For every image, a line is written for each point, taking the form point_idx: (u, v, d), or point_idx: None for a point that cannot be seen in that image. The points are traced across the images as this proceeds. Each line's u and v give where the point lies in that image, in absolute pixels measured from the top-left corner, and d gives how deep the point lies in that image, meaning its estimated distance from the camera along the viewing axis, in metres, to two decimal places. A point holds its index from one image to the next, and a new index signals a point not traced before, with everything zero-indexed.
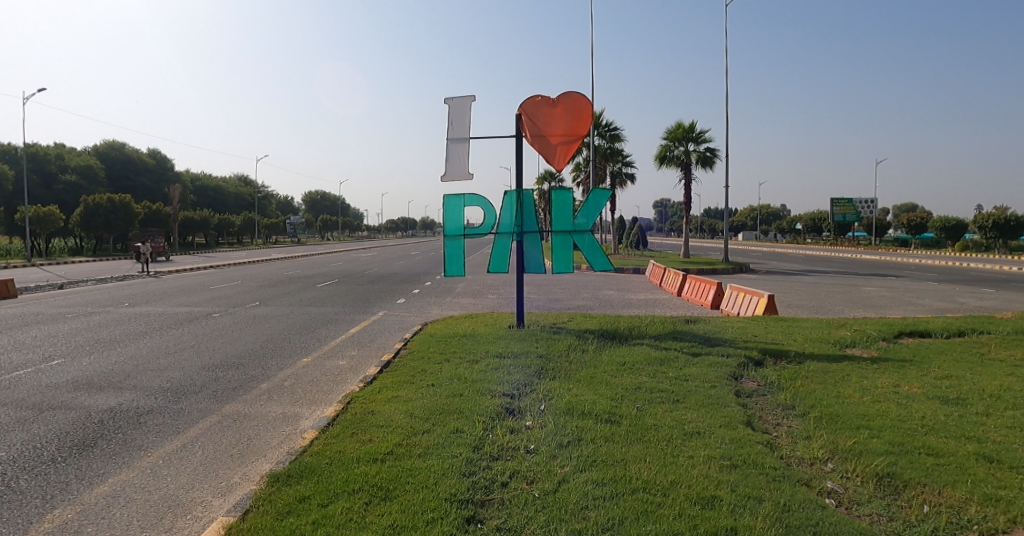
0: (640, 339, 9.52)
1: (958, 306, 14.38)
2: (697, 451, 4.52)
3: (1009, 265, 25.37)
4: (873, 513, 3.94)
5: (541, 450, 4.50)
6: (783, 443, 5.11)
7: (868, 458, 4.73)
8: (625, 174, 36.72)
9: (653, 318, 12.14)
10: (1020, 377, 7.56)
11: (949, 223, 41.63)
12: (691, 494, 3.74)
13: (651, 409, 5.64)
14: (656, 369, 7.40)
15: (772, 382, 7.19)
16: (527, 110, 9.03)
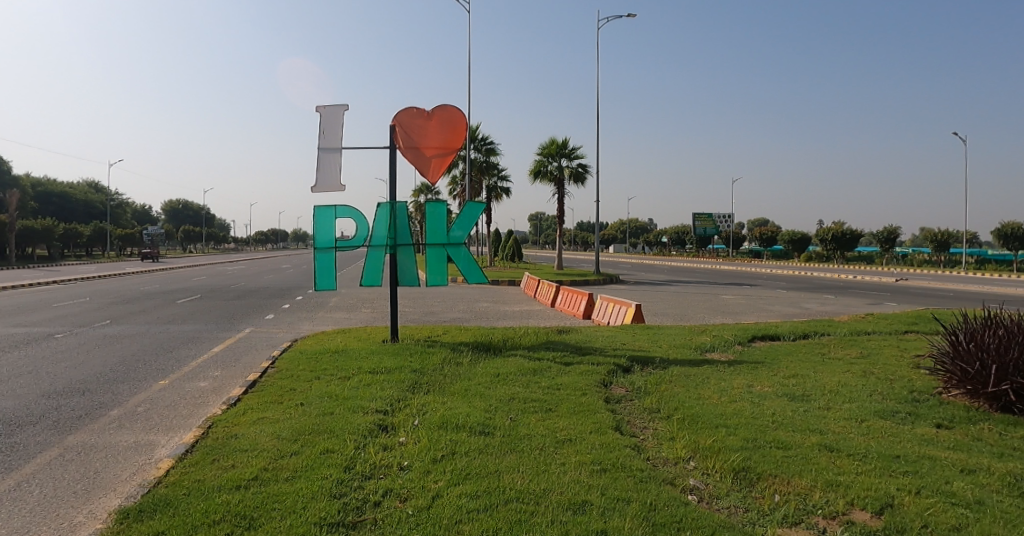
0: (514, 350, 9.55)
1: (803, 312, 15.82)
2: (569, 458, 4.52)
3: (846, 274, 28.36)
4: (731, 505, 4.20)
5: (414, 466, 4.30)
6: (648, 446, 5.30)
7: (725, 454, 5.00)
8: (502, 187, 37.28)
9: (527, 329, 12.27)
10: (855, 373, 8.36)
11: (795, 237, 45.88)
12: (562, 500, 3.71)
13: (524, 418, 5.63)
14: (528, 379, 7.42)
15: (639, 388, 7.47)
16: (402, 121, 8.76)
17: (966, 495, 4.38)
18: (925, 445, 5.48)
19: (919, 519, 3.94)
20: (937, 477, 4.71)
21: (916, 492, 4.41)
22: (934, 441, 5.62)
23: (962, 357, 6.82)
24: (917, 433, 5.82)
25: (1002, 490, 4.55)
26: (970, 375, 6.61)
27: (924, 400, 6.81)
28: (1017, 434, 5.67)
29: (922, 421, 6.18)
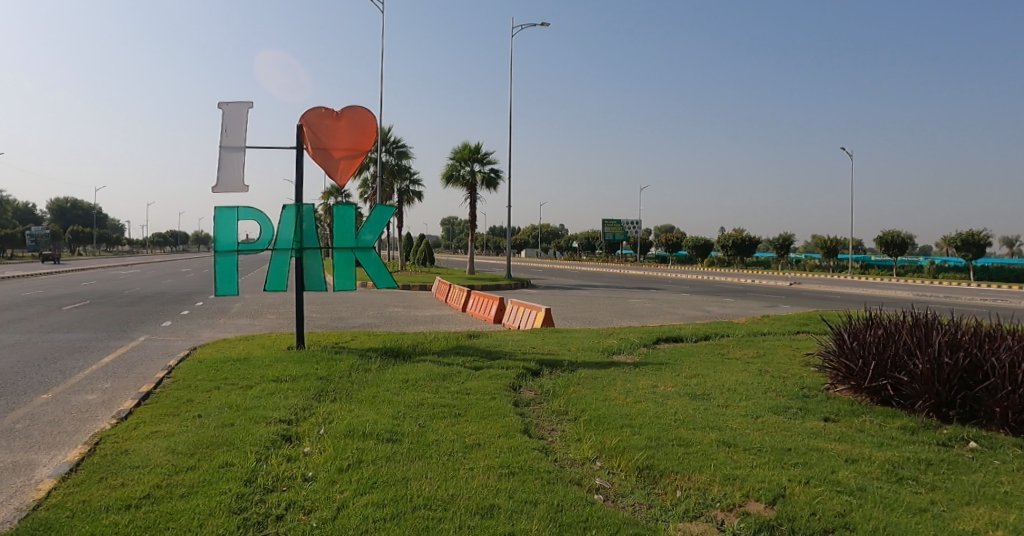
0: (424, 355, 9.47)
1: (705, 314, 16.64)
2: (478, 462, 4.54)
3: (744, 278, 30.05)
4: (636, 502, 4.54)
5: (319, 476, 4.17)
6: (557, 447, 5.61)
7: (630, 452, 5.32)
8: (414, 191, 36.89)
9: (439, 334, 12.18)
10: (751, 372, 8.86)
11: (698, 243, 48.20)
12: (470, 505, 3.71)
13: (433, 424, 5.60)
14: (438, 385, 7.39)
15: (547, 391, 7.62)
16: (310, 121, 8.53)
17: (849, 483, 4.78)
18: (814, 437, 5.90)
19: (807, 507, 4.34)
20: (824, 467, 5.10)
21: (805, 482, 4.78)
22: (820, 433, 6.06)
23: (846, 355, 7.35)
24: (806, 426, 6.25)
25: (882, 476, 4.97)
26: (853, 371, 7.13)
27: (813, 395, 7.30)
28: (894, 424, 6.18)
29: (810, 415, 6.64)
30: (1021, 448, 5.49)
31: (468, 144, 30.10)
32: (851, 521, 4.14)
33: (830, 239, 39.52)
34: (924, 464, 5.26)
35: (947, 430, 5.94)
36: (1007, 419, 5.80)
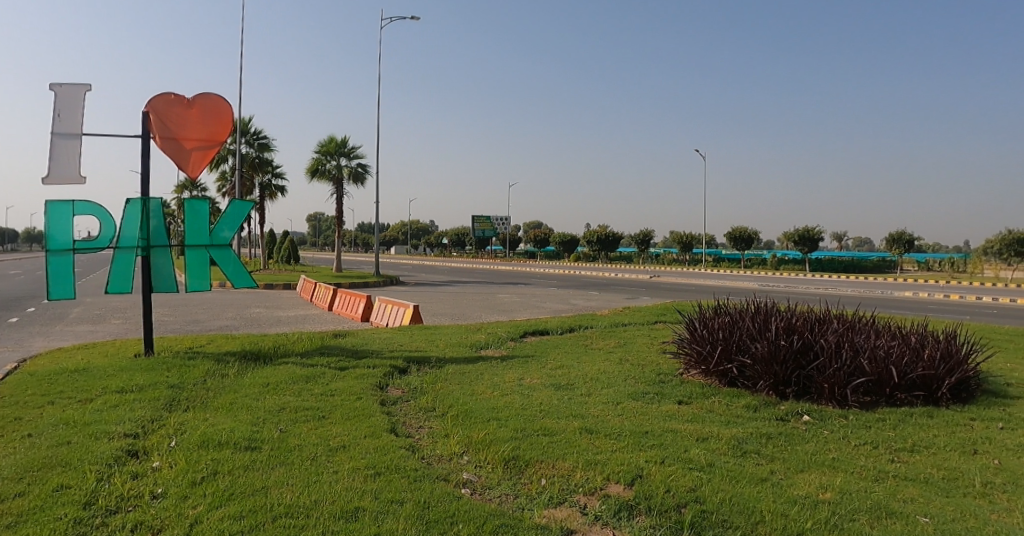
0: (286, 357, 8.97)
1: (570, 307, 17.23)
2: (342, 465, 4.34)
3: (608, 272, 31.50)
4: (502, 493, 4.59)
5: (170, 492, 3.81)
6: (424, 445, 5.52)
7: (496, 445, 5.37)
8: (276, 185, 34.94)
9: (302, 335, 11.60)
10: (612, 361, 9.26)
11: (565, 239, 49.92)
12: (335, 509, 3.56)
13: (295, 428, 5.29)
14: (302, 387, 7.01)
15: (415, 388, 7.50)
16: (157, 108, 7.68)
17: (700, 460, 5.11)
18: (669, 420, 6.27)
19: (663, 484, 4.60)
20: (678, 447, 5.43)
21: (660, 462, 5.05)
22: (674, 416, 6.45)
23: (697, 341, 7.87)
24: (662, 410, 6.63)
25: (728, 451, 5.37)
26: (703, 356, 7.63)
27: (669, 380, 7.76)
28: (739, 403, 6.70)
29: (666, 399, 7.05)
30: (844, 419, 6.16)
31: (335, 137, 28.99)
32: (701, 494, 4.43)
33: (685, 234, 42.51)
34: (765, 438, 5.75)
35: (784, 406, 6.54)
36: (834, 394, 6.47)
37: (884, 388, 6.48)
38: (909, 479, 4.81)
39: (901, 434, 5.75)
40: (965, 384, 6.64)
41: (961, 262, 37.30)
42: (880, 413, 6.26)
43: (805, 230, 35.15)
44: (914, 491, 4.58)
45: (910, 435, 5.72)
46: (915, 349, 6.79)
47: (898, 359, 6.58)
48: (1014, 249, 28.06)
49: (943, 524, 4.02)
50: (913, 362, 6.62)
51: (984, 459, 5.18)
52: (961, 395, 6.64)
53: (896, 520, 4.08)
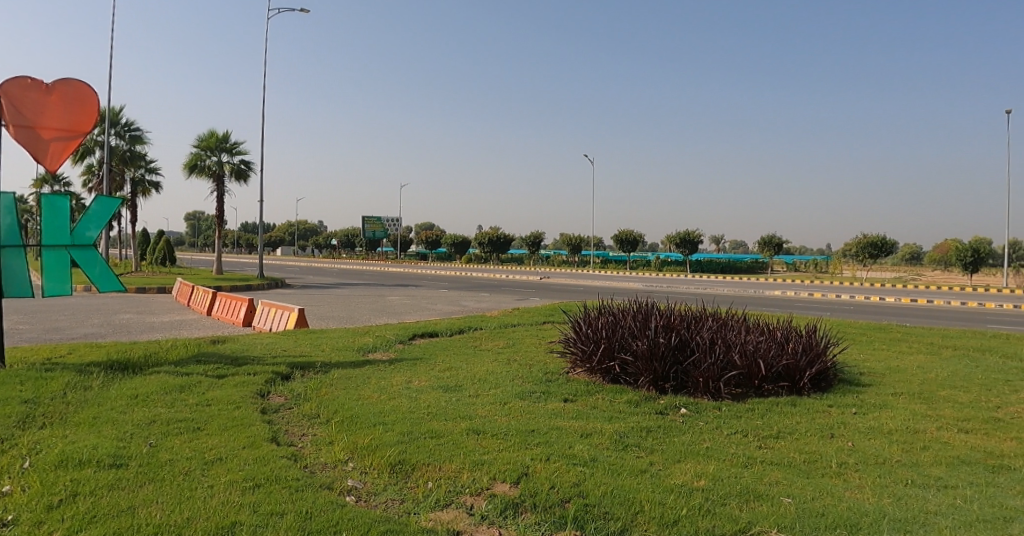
0: (159, 366, 8.18)
1: (461, 309, 17.10)
2: (218, 478, 3.94)
3: (499, 273, 31.68)
4: (388, 499, 4.37)
5: (19, 521, 3.32)
6: (306, 453, 5.16)
7: (382, 450, 5.11)
8: (148, 181, 32.24)
9: (175, 341, 10.68)
10: (501, 361, 9.21)
11: (456, 240, 49.77)
12: (209, 526, 3.21)
13: (167, 441, 4.77)
14: (174, 398, 6.38)
15: (298, 394, 7.05)
16: (9, 92, 6.48)
17: (584, 455, 5.11)
18: (554, 418, 6.26)
19: (548, 481, 4.54)
20: (563, 443, 5.41)
21: (546, 459, 5.00)
22: (560, 413, 6.46)
23: (581, 340, 7.98)
24: (548, 408, 6.62)
25: (611, 446, 5.42)
26: (588, 355, 7.74)
27: (555, 379, 7.80)
28: (622, 398, 6.82)
29: (552, 398, 7.06)
30: (717, 410, 6.43)
31: (215, 131, 27.15)
32: (584, 489, 4.41)
33: (575, 237, 43.65)
34: (645, 431, 5.87)
35: (663, 400, 6.73)
36: (708, 387, 6.74)
37: (752, 380, 6.83)
38: (774, 464, 5.06)
39: (768, 422, 6.06)
40: (824, 374, 7.13)
41: (821, 264, 40.84)
42: (749, 404, 6.59)
43: (684, 234, 37.12)
44: (778, 474, 4.81)
45: (776, 423, 6.05)
46: (780, 343, 7.21)
47: (765, 352, 6.96)
48: (864, 252, 31.03)
49: (803, 504, 4.24)
50: (778, 355, 7.02)
51: (839, 442, 5.55)
52: (821, 384, 7.13)
53: (762, 503, 4.25)
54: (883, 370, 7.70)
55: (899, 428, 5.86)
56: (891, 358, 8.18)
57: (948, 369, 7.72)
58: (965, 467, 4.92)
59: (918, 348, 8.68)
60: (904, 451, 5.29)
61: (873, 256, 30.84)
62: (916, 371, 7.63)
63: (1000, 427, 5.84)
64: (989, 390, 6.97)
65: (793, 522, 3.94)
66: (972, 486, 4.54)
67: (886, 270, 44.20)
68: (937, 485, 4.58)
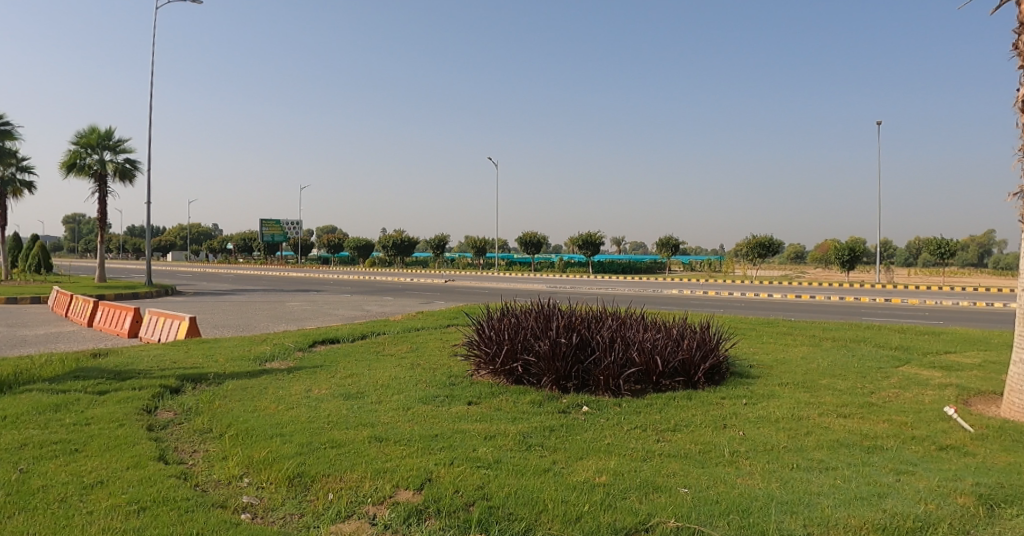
0: (30, 383, 7.37)
1: (365, 313, 16.61)
2: (98, 503, 3.54)
3: (404, 277, 31.15)
4: (285, 514, 4.10)
5: None
6: (197, 471, 4.77)
7: (279, 462, 4.79)
8: (18, 180, 29.25)
9: (49, 356, 9.67)
10: (404, 366, 8.97)
11: (360, 244, 48.51)
12: None
13: (39, 466, 4.26)
14: (47, 418, 5.73)
15: (190, 409, 6.53)
16: None
17: (488, 457, 5.01)
18: (458, 421, 6.13)
19: (452, 485, 4.40)
20: (466, 447, 5.29)
21: (449, 463, 4.86)
22: (464, 417, 6.34)
23: (484, 342, 7.90)
24: (452, 412, 6.48)
25: (514, 447, 5.36)
26: (491, 357, 7.67)
27: (459, 382, 7.66)
28: (525, 399, 6.79)
29: (456, 401, 6.92)
30: (617, 406, 6.53)
31: (96, 127, 25.03)
32: (488, 491, 4.31)
33: (480, 240, 43.65)
34: (548, 430, 5.86)
35: (565, 399, 6.76)
36: (608, 384, 6.84)
37: (651, 376, 7.01)
38: (672, 456, 5.17)
39: (665, 416, 6.22)
40: (717, 368, 7.41)
41: (713, 264, 43.05)
42: (647, 399, 6.74)
43: (586, 236, 38.03)
44: (676, 465, 4.92)
45: (673, 417, 6.21)
46: (676, 339, 7.44)
47: (662, 348, 7.15)
48: (753, 252, 32.99)
49: (698, 493, 4.34)
50: (674, 351, 7.24)
51: (731, 432, 5.78)
52: (714, 378, 7.41)
53: (660, 494, 4.31)
54: (771, 362, 8.13)
55: (786, 416, 6.17)
56: (778, 350, 8.65)
57: (828, 359, 8.25)
58: (844, 450, 5.23)
59: (801, 340, 9.24)
60: (789, 437, 5.57)
61: (761, 256, 32.83)
62: (799, 362, 8.10)
63: (873, 410, 6.27)
64: (864, 377, 7.50)
65: (690, 511, 4.01)
66: (850, 466, 4.83)
67: (772, 268, 47.21)
68: (819, 467, 4.84)
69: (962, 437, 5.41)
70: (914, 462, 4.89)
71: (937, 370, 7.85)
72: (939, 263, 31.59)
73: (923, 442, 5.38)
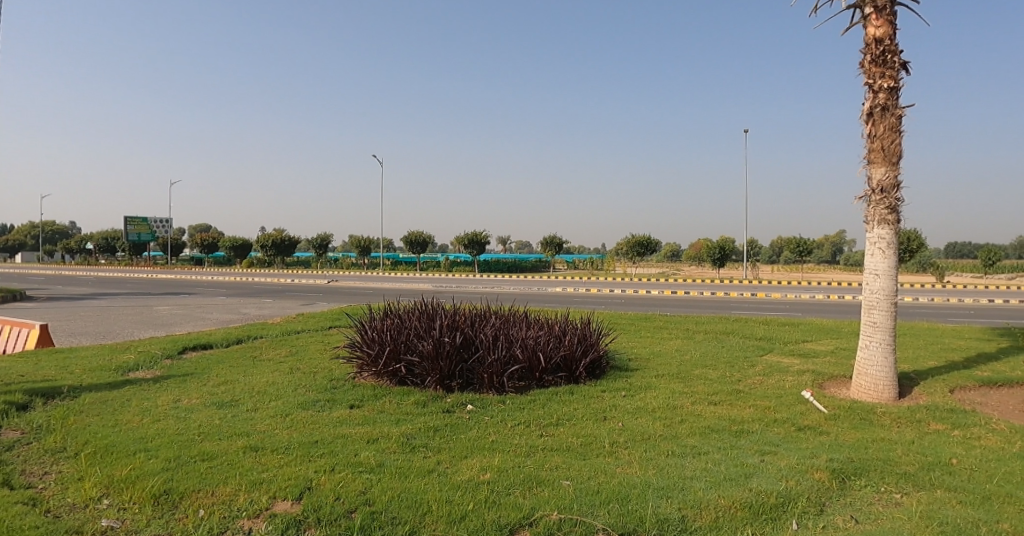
0: None
1: (242, 317, 15.66)
2: None
3: (286, 278, 29.81)
4: None
5: None
6: (47, 496, 4.26)
7: (143, 480, 4.37)
8: None
9: None
10: (283, 371, 8.51)
11: (237, 243, 45.85)
12: None
13: None
14: None
15: (38, 427, 5.83)
16: None
17: (371, 461, 4.82)
18: (340, 426, 5.88)
19: (332, 493, 4.19)
20: (348, 452, 5.07)
21: (330, 470, 4.63)
22: (348, 421, 6.08)
23: (367, 344, 7.65)
24: (334, 416, 6.21)
25: (398, 449, 5.20)
26: (374, 358, 7.45)
27: (341, 385, 7.37)
28: (409, 400, 6.63)
29: (338, 405, 6.63)
30: (502, 404, 6.54)
31: None
32: (371, 496, 4.15)
33: (365, 239, 42.58)
34: (433, 430, 5.75)
35: (450, 398, 6.68)
36: (492, 382, 6.84)
37: (534, 372, 7.08)
38: (555, 450, 5.23)
39: (549, 411, 6.29)
40: (598, 363, 7.61)
41: (596, 262, 44.62)
42: (531, 395, 6.80)
43: (473, 235, 38.15)
44: (559, 459, 4.97)
45: (556, 411, 6.30)
46: (558, 336, 7.57)
47: (544, 345, 7.25)
48: (632, 251, 34.50)
49: (580, 484, 4.40)
50: (556, 347, 7.36)
51: (611, 423, 5.94)
52: (595, 372, 7.61)
53: (544, 488, 4.33)
54: (648, 355, 8.48)
55: (662, 406, 6.44)
56: (654, 344, 9.03)
57: (700, 351, 8.72)
58: (715, 435, 5.52)
59: (676, 333, 9.71)
60: (665, 426, 5.81)
61: (640, 255, 34.36)
62: (674, 354, 8.51)
63: (740, 397, 6.68)
64: (732, 366, 7.99)
65: (573, 503, 4.05)
66: (720, 450, 5.09)
67: (650, 266, 49.54)
68: (693, 453, 5.07)
69: (817, 417, 5.87)
70: (776, 442, 5.24)
71: (795, 358, 8.52)
72: (796, 260, 34.51)
73: (784, 424, 5.78)
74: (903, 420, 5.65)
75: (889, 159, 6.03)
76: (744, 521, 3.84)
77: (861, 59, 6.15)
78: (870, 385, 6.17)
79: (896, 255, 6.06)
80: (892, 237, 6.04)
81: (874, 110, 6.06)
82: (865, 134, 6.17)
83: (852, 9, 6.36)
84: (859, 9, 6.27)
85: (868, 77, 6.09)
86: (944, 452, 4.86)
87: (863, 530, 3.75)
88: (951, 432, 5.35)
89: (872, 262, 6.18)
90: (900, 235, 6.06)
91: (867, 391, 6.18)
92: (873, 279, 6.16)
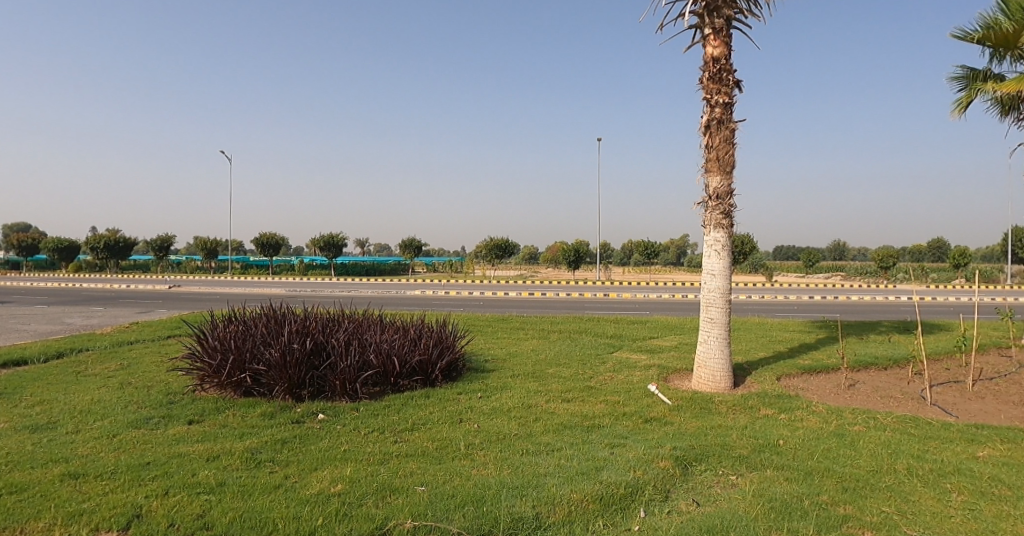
0: None
1: (63, 328, 13.94)
2: None
3: (122, 283, 27.01)
4: None
5: None
6: None
7: None
8: None
9: None
10: (111, 387, 7.68)
11: (62, 245, 40.87)
12: None
13: None
14: None
15: None
16: None
17: (210, 481, 4.44)
18: (175, 444, 5.39)
19: (165, 519, 3.84)
20: (185, 472, 4.64)
21: (164, 493, 4.21)
22: (185, 438, 5.58)
23: (208, 353, 7.08)
24: (170, 434, 5.67)
25: (241, 466, 4.84)
26: (215, 369, 6.91)
27: (178, 399, 6.77)
28: (255, 412, 6.23)
29: (174, 422, 6.07)
30: (355, 411, 6.34)
31: None
32: (209, 519, 3.84)
33: (213, 241, 39.76)
34: (280, 443, 5.42)
35: (300, 408, 6.37)
36: (345, 389, 6.63)
37: (388, 378, 6.97)
38: (410, 456, 5.14)
39: (404, 416, 6.19)
40: (454, 365, 7.62)
41: (457, 264, 44.84)
42: (385, 400, 6.66)
43: (330, 237, 36.87)
44: (414, 465, 4.90)
45: (412, 416, 6.22)
46: (413, 339, 7.48)
47: (399, 349, 7.14)
48: (492, 254, 35.01)
49: (435, 489, 4.35)
50: (411, 351, 7.28)
51: (468, 425, 5.96)
52: (451, 375, 7.62)
53: (397, 496, 4.23)
54: (505, 356, 8.62)
55: (517, 405, 6.56)
56: (511, 345, 9.19)
57: (555, 350, 9.00)
58: (568, 431, 5.70)
59: (533, 334, 9.96)
60: (520, 425, 5.92)
61: (500, 257, 34.88)
62: (530, 354, 8.73)
63: (592, 393, 6.97)
64: (585, 364, 8.33)
65: (427, 508, 3.99)
66: (573, 446, 5.26)
67: (512, 269, 50.29)
68: (548, 450, 5.20)
69: (662, 409, 6.25)
70: (625, 435, 5.52)
71: (642, 353, 9.05)
72: (645, 262, 36.73)
73: (633, 417, 6.10)
74: (738, 407, 6.17)
75: (724, 168, 6.54)
76: (595, 513, 3.99)
77: (701, 76, 6.64)
78: (709, 377, 6.68)
79: (730, 257, 6.59)
80: (726, 240, 6.57)
81: (711, 123, 6.55)
82: (704, 145, 6.66)
83: (694, 28, 6.84)
84: (698, 29, 6.75)
85: (707, 92, 6.58)
86: (773, 434, 5.36)
87: (702, 512, 4.03)
88: (777, 415, 5.92)
89: (710, 263, 6.68)
90: (733, 239, 6.60)
91: (707, 382, 6.68)
92: (711, 278, 6.66)
